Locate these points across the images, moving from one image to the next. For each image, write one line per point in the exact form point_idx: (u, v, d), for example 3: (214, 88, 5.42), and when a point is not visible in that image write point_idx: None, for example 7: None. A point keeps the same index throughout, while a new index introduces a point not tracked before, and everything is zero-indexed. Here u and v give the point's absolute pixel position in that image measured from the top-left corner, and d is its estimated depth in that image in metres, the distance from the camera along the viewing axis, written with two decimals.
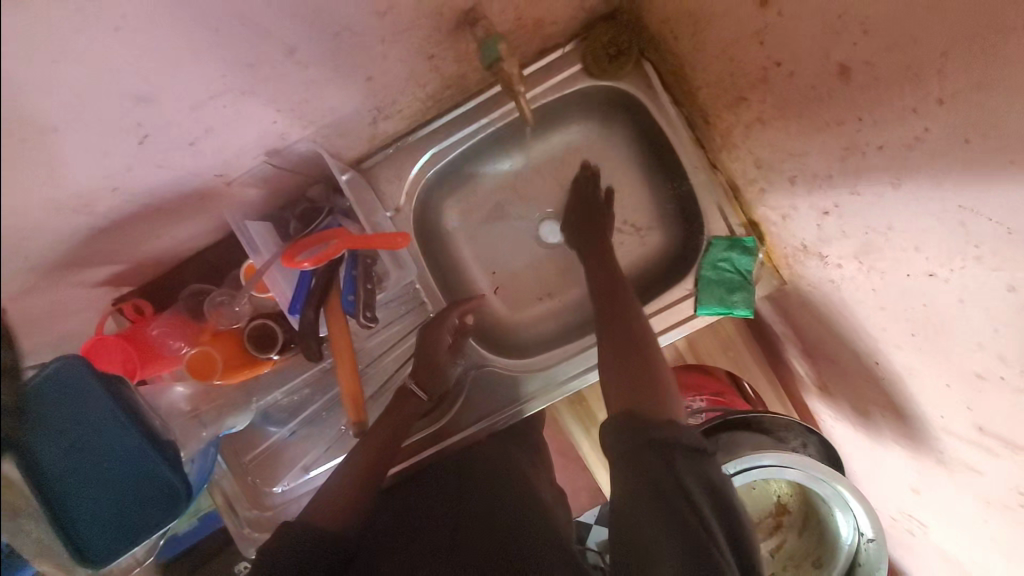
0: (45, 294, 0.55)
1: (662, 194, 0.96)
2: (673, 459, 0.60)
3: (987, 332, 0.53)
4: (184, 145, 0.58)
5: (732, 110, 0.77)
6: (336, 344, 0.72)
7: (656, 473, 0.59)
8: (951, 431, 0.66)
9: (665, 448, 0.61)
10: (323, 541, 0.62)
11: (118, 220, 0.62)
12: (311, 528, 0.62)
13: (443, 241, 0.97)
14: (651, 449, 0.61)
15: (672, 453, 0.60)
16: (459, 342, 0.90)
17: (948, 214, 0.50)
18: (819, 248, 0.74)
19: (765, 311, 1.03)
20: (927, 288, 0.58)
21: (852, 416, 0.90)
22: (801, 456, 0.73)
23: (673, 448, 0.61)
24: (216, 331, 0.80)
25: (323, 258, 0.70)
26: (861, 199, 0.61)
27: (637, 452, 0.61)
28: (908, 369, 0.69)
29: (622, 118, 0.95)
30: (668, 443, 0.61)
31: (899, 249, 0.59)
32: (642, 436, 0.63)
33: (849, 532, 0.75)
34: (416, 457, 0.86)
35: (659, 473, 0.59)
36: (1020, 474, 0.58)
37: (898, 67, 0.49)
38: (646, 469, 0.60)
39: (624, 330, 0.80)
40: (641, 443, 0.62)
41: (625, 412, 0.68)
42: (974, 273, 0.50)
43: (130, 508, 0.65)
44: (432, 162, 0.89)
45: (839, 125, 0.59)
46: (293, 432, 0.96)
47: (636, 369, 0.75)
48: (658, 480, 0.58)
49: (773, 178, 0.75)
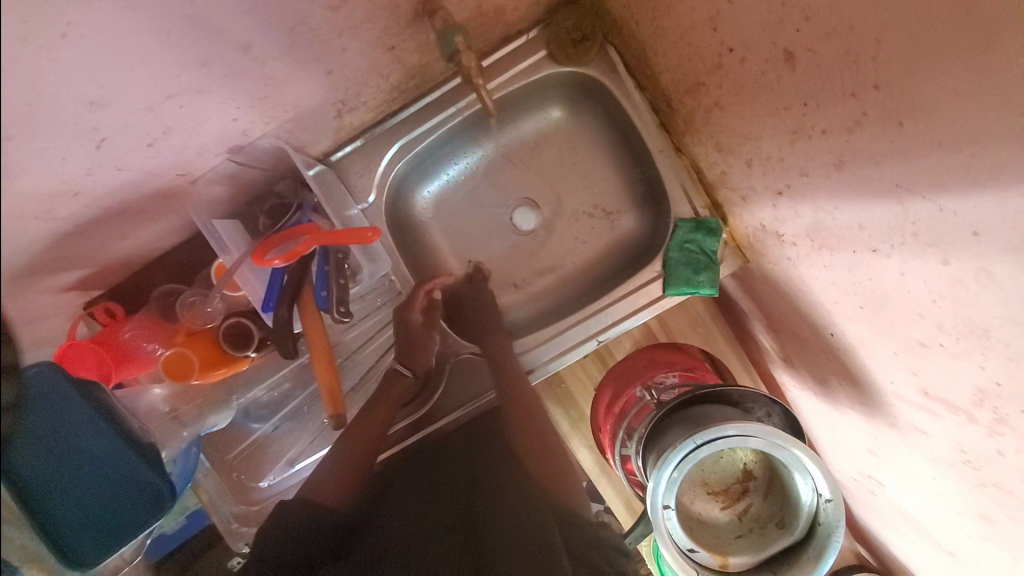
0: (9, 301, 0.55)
1: (629, 177, 0.98)
2: (610, 554, 0.65)
3: (926, 303, 0.56)
4: (143, 147, 0.58)
5: (692, 95, 0.79)
6: (313, 338, 0.73)
7: (598, 560, 0.63)
8: (901, 396, 0.71)
9: (602, 544, 0.66)
10: (318, 527, 0.65)
11: (81, 224, 0.61)
12: (306, 516, 0.65)
13: (416, 232, 0.98)
14: (592, 544, 0.65)
15: (608, 546, 0.66)
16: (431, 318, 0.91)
17: (887, 193, 0.53)
18: (776, 228, 0.77)
19: (732, 288, 1.07)
20: (873, 263, 0.61)
21: (814, 385, 0.95)
22: (763, 426, 0.77)
23: (613, 547, 0.66)
24: (191, 331, 0.81)
25: (293, 255, 0.70)
26: (810, 180, 0.63)
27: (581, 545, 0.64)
28: (860, 340, 0.73)
29: (588, 104, 0.96)
30: (609, 543, 0.66)
31: (846, 227, 0.62)
32: (587, 530, 0.67)
33: (809, 494, 0.79)
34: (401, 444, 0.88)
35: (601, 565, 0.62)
36: (964, 433, 0.62)
37: (838, 54, 0.51)
38: (591, 560, 0.62)
39: (536, 414, 0.82)
40: (587, 536, 0.66)
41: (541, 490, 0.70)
42: (912, 248, 0.53)
43: (113, 513, 0.66)
44: (400, 153, 0.89)
45: (787, 109, 0.61)
46: (276, 427, 0.97)
47: (546, 451, 0.77)
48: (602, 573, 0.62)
49: (732, 161, 0.78)
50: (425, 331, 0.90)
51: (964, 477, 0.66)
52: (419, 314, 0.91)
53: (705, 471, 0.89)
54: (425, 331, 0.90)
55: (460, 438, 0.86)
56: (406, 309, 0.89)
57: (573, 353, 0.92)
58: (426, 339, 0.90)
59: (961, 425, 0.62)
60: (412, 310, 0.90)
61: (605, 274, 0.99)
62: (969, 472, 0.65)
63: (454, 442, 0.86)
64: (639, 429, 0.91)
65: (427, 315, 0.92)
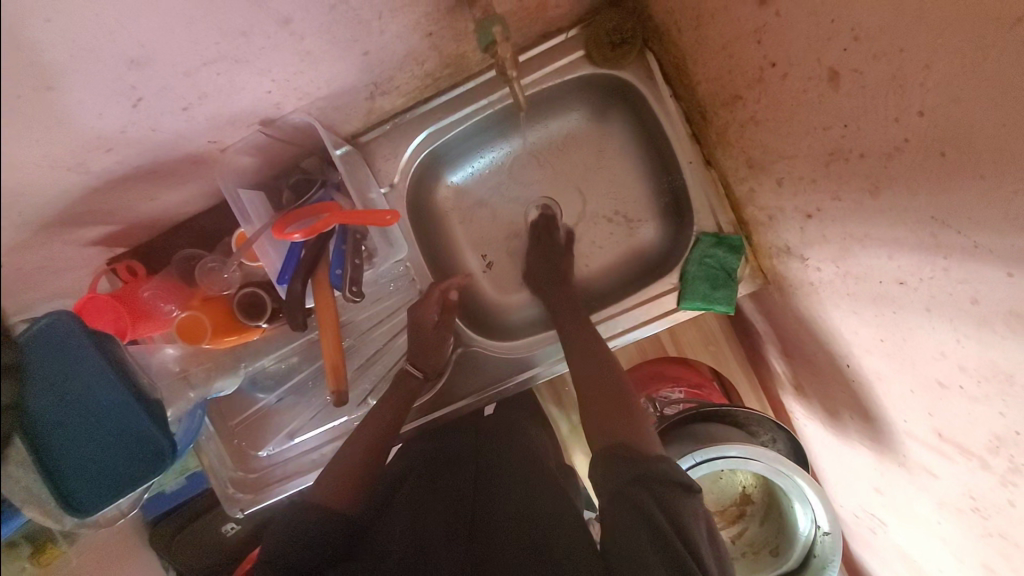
0: (33, 249, 0.56)
1: (655, 186, 0.96)
2: (659, 491, 0.64)
3: (950, 343, 0.55)
4: (177, 111, 0.59)
5: (728, 108, 0.77)
6: (324, 319, 0.72)
7: (647, 501, 0.62)
8: (912, 435, 0.69)
9: (651, 481, 0.65)
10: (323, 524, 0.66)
11: (111, 180, 0.63)
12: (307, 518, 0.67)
13: (436, 221, 0.98)
14: (641, 481, 0.65)
15: (661, 487, 0.64)
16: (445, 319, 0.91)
17: (921, 224, 0.51)
18: (801, 251, 0.75)
19: (749, 309, 1.05)
20: (899, 296, 0.59)
21: (824, 415, 0.93)
22: (767, 451, 0.76)
23: (664, 483, 0.65)
24: (207, 296, 0.82)
25: (313, 231, 0.70)
26: (842, 206, 0.62)
27: (627, 484, 0.65)
28: (878, 374, 0.71)
29: (619, 108, 0.95)
30: (658, 480, 0.65)
31: (874, 256, 0.60)
32: (635, 467, 0.66)
33: (807, 524, 0.78)
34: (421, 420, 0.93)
35: (649, 507, 0.62)
36: (975, 481, 0.61)
37: (884, 77, 0.49)
38: (634, 502, 0.63)
39: (608, 380, 0.80)
40: (631, 475, 0.65)
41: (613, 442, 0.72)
42: (941, 284, 0.52)
43: (119, 466, 0.67)
44: (428, 141, 0.90)
45: (826, 130, 0.59)
46: (280, 398, 0.98)
47: (614, 406, 0.77)
48: (649, 516, 0.60)
49: (762, 179, 0.76)
50: (438, 332, 0.89)
51: (971, 525, 0.64)
52: (434, 312, 0.90)
53: (704, 490, 0.87)
54: (438, 334, 0.89)
55: (464, 428, 0.89)
56: (421, 309, 0.88)
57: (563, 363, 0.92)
58: (439, 337, 0.89)
59: (974, 472, 0.60)
60: (427, 305, 0.89)
61: (620, 281, 0.98)
62: (976, 521, 0.63)
63: (456, 435, 0.87)
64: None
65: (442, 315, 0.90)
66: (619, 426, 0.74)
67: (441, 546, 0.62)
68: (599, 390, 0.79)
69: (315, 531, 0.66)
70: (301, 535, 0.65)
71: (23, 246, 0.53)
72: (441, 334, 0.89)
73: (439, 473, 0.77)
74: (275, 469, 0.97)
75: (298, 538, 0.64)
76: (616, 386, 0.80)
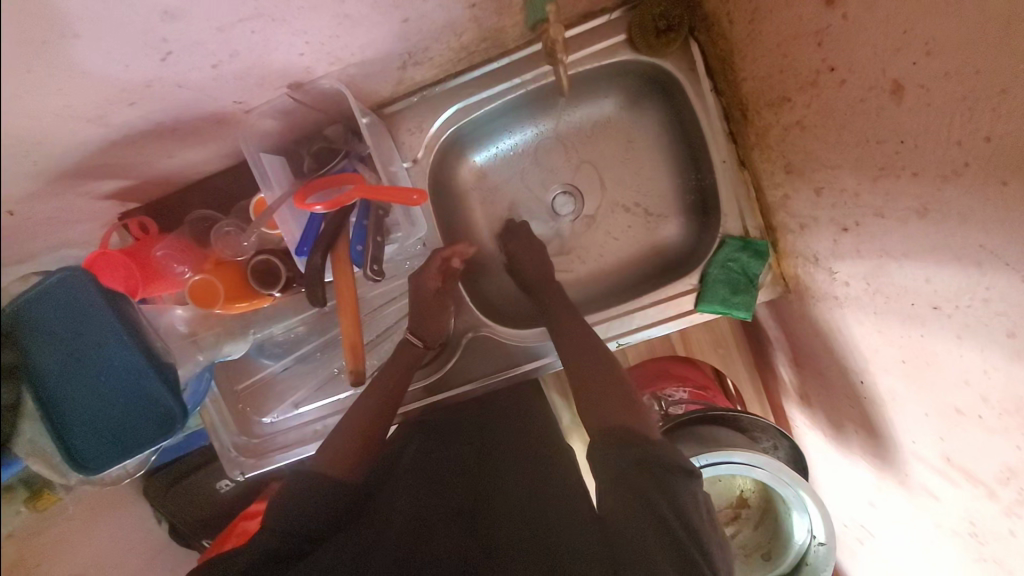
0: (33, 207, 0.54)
1: (684, 181, 0.94)
2: (665, 479, 0.63)
3: (977, 374, 0.54)
4: (207, 68, 0.56)
5: (773, 110, 0.74)
6: (342, 291, 0.70)
7: (650, 490, 0.62)
8: (918, 455, 0.70)
9: (656, 467, 0.64)
10: (323, 496, 0.67)
11: (131, 135, 0.61)
12: (308, 480, 0.69)
13: (456, 200, 0.97)
14: (643, 467, 0.64)
15: (665, 474, 0.64)
16: (446, 286, 0.89)
17: (967, 251, 0.50)
18: (830, 263, 0.73)
19: (762, 315, 1.04)
20: (930, 320, 0.58)
21: (826, 425, 0.94)
22: (773, 460, 0.77)
23: (667, 469, 0.64)
24: (221, 260, 0.80)
25: (336, 203, 0.68)
26: (884, 224, 0.60)
27: (632, 472, 0.64)
28: (892, 393, 0.71)
29: (656, 97, 0.91)
30: (662, 466, 0.64)
31: (910, 278, 0.59)
32: (637, 453, 0.66)
33: (803, 535, 0.80)
34: (425, 401, 0.94)
35: (648, 491, 0.62)
36: (980, 507, 0.62)
37: (953, 96, 0.47)
38: (636, 487, 0.63)
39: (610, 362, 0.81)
40: (637, 463, 0.65)
41: (623, 427, 0.71)
42: (978, 314, 0.51)
43: (125, 423, 0.68)
44: (456, 117, 0.87)
45: (880, 144, 0.57)
46: (285, 367, 0.98)
47: (607, 394, 0.76)
48: (652, 504, 0.61)
49: (800, 186, 0.73)
50: (439, 298, 0.88)
51: (966, 548, 0.66)
52: (435, 281, 0.88)
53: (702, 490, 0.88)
54: (438, 299, 0.88)
55: (468, 412, 0.90)
56: (423, 274, 0.87)
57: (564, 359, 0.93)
58: (438, 308, 0.88)
59: (979, 499, 0.61)
60: (425, 273, 0.88)
61: (637, 276, 0.97)
62: (971, 545, 0.65)
63: (459, 422, 0.87)
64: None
65: (442, 283, 0.89)
66: (617, 411, 0.74)
67: (440, 523, 0.64)
68: (592, 378, 0.79)
69: (319, 501, 0.66)
70: (305, 505, 0.65)
71: (27, 200, 0.51)
72: (441, 301, 0.88)
73: (445, 454, 0.78)
74: (278, 435, 0.97)
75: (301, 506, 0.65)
76: (613, 380, 0.79)
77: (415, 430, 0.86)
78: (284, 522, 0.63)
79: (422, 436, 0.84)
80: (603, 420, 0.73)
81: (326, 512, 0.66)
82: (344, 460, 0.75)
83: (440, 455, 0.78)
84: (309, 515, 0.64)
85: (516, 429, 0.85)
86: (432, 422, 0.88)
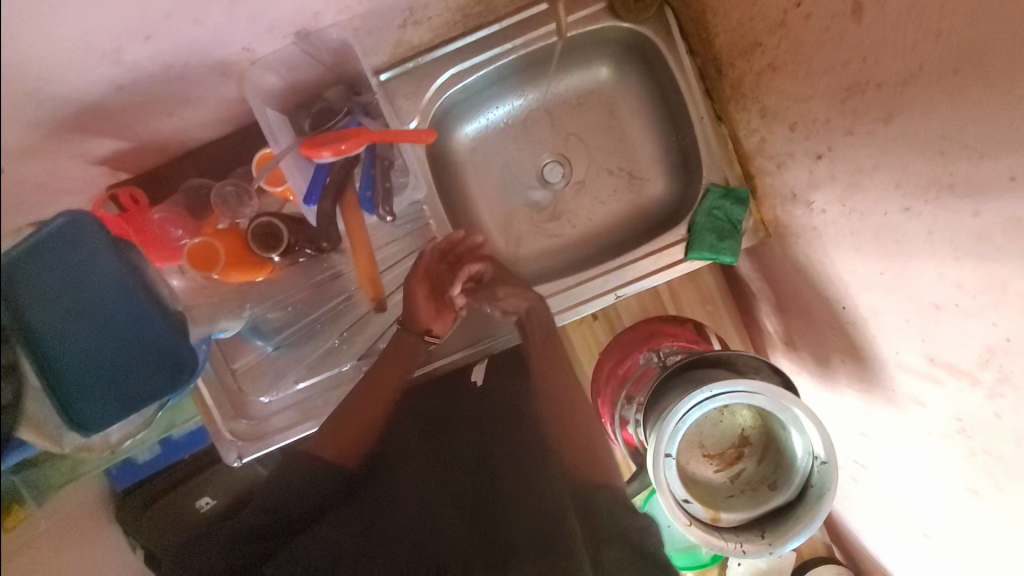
0: (38, 133, 0.54)
1: (665, 142, 1.00)
2: (652, 540, 0.62)
3: (949, 264, 0.60)
4: (223, 2, 0.59)
5: (747, 57, 0.81)
6: (353, 232, 0.74)
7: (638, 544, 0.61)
8: (903, 366, 0.76)
9: (645, 534, 0.63)
10: (321, 491, 0.65)
11: (139, 79, 0.62)
12: (306, 476, 0.66)
13: (451, 167, 1.00)
14: (638, 532, 0.62)
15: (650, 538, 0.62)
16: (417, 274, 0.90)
17: (931, 146, 0.57)
18: (807, 195, 0.80)
19: (744, 269, 1.11)
20: (902, 224, 0.65)
21: (813, 365, 1.00)
22: (770, 385, 0.81)
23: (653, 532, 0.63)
24: (218, 226, 0.81)
25: (341, 151, 0.70)
26: (855, 140, 0.67)
27: (624, 534, 0.62)
28: (872, 309, 0.77)
29: (636, 63, 0.97)
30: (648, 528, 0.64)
31: (880, 189, 0.66)
32: (629, 519, 0.64)
33: (804, 456, 0.82)
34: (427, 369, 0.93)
35: (636, 540, 0.61)
36: (964, 400, 0.67)
37: (908, 5, 0.55)
38: (626, 541, 0.61)
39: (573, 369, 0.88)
40: (631, 526, 0.63)
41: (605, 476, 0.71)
42: (946, 203, 0.57)
43: (133, 379, 0.65)
44: (453, 82, 0.90)
45: (846, 65, 0.64)
46: (276, 346, 0.95)
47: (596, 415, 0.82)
48: (639, 553, 0.60)
49: (775, 126, 0.80)
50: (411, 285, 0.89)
51: (958, 446, 0.71)
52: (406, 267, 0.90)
53: (705, 431, 0.93)
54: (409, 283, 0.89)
55: (473, 392, 0.86)
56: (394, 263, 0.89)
57: (570, 312, 0.96)
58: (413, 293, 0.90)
59: (964, 391, 0.66)
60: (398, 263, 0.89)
61: (626, 235, 1.02)
62: (961, 442, 0.70)
63: (460, 410, 0.81)
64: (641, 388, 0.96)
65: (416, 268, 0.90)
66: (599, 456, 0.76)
67: (447, 518, 0.59)
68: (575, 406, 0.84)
69: (309, 486, 0.64)
70: (305, 496, 0.63)
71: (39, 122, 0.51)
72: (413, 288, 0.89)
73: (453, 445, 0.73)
74: (279, 414, 0.95)
75: (301, 498, 0.63)
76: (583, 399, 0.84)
77: (412, 412, 0.81)
78: (287, 513, 0.61)
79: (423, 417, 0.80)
80: (598, 470, 0.72)
81: (322, 500, 0.64)
82: (341, 448, 0.72)
83: (442, 442, 0.73)
84: (308, 507, 0.62)
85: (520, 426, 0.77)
86: (432, 397, 0.85)
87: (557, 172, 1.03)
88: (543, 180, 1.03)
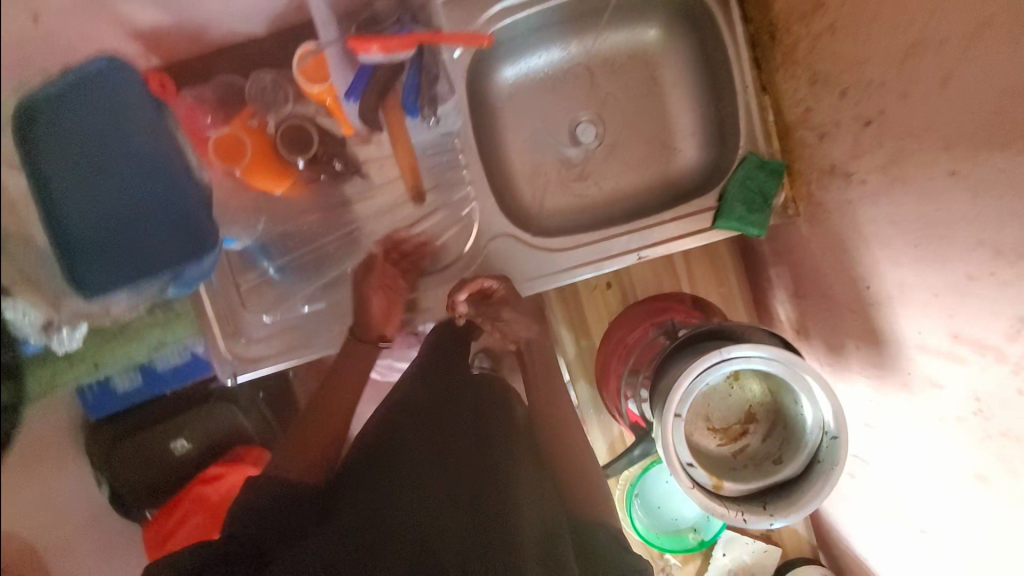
0: None
1: (705, 112, 1.00)
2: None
3: (991, 228, 0.60)
4: None
5: (805, 22, 0.82)
6: (395, 127, 0.85)
7: None
8: (924, 347, 0.75)
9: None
10: (293, 504, 0.65)
11: None
12: (279, 486, 0.66)
13: (489, 108, 0.99)
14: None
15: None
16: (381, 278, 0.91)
17: (988, 103, 0.58)
18: (847, 166, 0.80)
19: (766, 255, 1.10)
20: (946, 190, 0.65)
21: (824, 354, 0.99)
22: (789, 353, 0.79)
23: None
24: (246, 120, 0.87)
25: (390, 50, 0.77)
26: (910, 102, 0.67)
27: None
28: (897, 287, 0.77)
29: (686, 30, 0.98)
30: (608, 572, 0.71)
31: (929, 152, 0.66)
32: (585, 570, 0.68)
33: (815, 430, 0.81)
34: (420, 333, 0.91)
35: None
36: (984, 379, 0.66)
37: None
38: None
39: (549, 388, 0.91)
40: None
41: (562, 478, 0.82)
42: (998, 160, 0.57)
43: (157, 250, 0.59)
44: (505, 14, 0.91)
45: (909, 22, 0.65)
46: (280, 270, 0.89)
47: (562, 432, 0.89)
48: None
49: (824, 93, 0.81)
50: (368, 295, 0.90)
51: (970, 430, 0.71)
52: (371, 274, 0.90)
53: (713, 404, 0.93)
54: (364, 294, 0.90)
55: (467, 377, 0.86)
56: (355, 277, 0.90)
57: (591, 269, 0.94)
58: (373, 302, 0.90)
59: (988, 369, 0.65)
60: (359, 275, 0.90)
61: (652, 200, 1.02)
62: (975, 424, 0.69)
63: (441, 397, 0.80)
64: (647, 361, 0.93)
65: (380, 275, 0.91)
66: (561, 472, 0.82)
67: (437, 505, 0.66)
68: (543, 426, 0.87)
69: (281, 500, 0.65)
70: (272, 517, 0.63)
71: None
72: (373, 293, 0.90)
73: (436, 431, 0.75)
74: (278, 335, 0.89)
75: (271, 517, 0.63)
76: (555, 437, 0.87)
77: (395, 402, 0.79)
78: (249, 529, 0.62)
79: (401, 408, 0.78)
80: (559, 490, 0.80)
81: (297, 516, 0.64)
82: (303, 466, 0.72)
83: (431, 432, 0.75)
84: (270, 526, 0.62)
85: (494, 425, 0.79)
86: (426, 367, 0.84)
87: (592, 130, 1.02)
88: (576, 138, 1.02)
